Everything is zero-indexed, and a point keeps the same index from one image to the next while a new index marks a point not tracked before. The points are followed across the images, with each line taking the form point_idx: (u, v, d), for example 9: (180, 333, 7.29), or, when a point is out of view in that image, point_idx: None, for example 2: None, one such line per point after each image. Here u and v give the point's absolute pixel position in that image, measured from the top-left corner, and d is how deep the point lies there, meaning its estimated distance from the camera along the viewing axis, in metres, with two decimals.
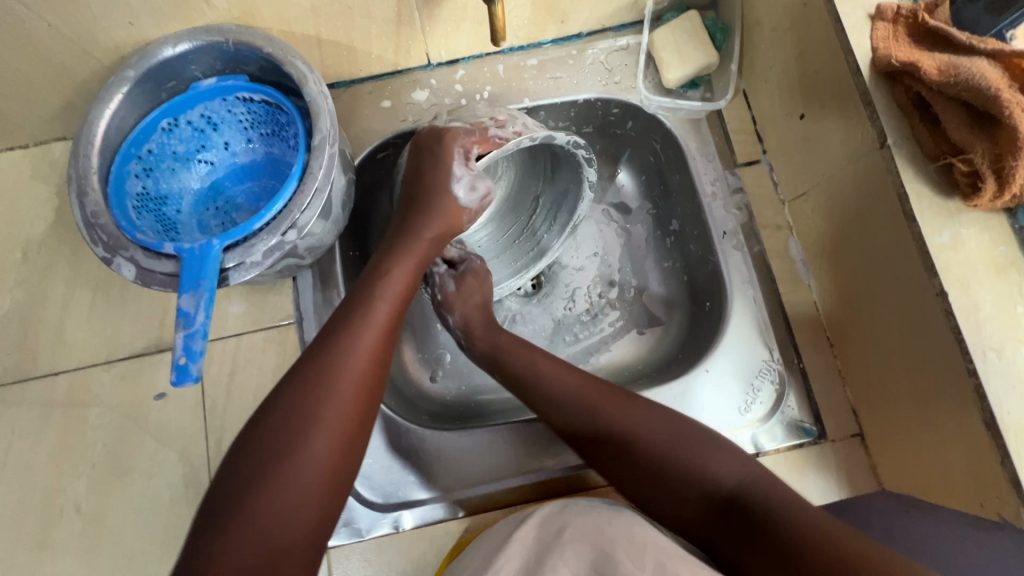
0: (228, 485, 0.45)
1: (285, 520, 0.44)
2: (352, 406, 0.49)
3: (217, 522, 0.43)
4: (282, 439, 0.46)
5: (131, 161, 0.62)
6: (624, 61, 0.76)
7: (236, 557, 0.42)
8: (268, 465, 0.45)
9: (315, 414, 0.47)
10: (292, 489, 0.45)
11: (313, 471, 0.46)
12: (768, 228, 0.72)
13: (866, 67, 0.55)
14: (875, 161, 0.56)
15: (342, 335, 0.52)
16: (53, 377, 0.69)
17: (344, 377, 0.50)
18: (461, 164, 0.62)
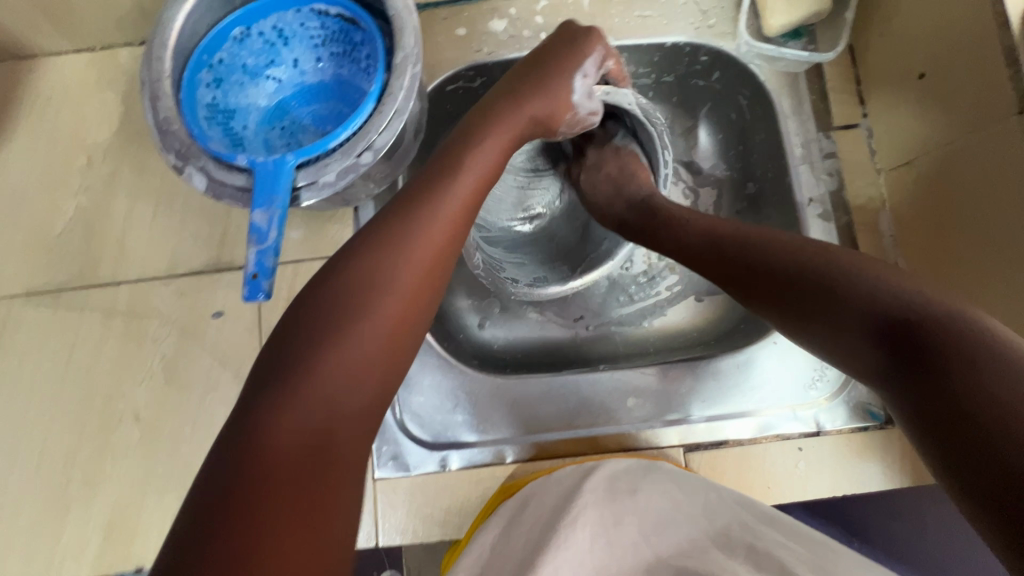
0: (290, 333, 0.43)
1: (348, 388, 0.42)
2: (417, 280, 0.47)
3: (281, 373, 0.41)
4: (349, 298, 0.44)
5: (203, 69, 0.60)
6: (721, 4, 0.70)
7: (296, 417, 0.40)
8: (334, 326, 0.43)
9: (383, 283, 0.45)
10: (356, 357, 0.43)
11: (376, 338, 0.44)
12: (859, 199, 0.67)
13: (1017, 20, 0.49)
14: (1009, 128, 0.50)
15: (427, 192, 0.51)
16: (116, 285, 0.69)
17: (412, 250, 0.47)
18: (596, 61, 0.60)
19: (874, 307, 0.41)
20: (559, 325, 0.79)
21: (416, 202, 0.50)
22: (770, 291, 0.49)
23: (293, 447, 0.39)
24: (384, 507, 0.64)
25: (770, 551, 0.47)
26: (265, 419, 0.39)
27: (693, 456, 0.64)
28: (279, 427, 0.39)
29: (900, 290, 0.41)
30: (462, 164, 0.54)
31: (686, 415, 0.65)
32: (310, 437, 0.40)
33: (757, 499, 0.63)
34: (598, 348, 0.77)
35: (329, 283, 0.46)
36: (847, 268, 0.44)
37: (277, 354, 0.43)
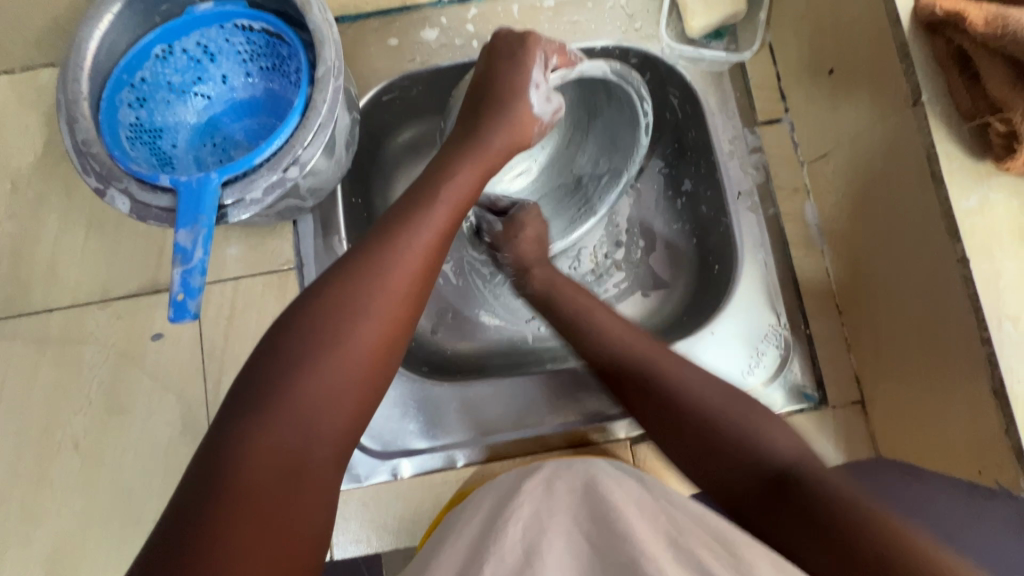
0: (275, 351, 0.44)
1: (323, 411, 0.43)
2: (395, 307, 0.47)
3: (259, 399, 0.42)
4: (323, 326, 0.44)
5: (124, 89, 0.59)
6: (646, 7, 0.72)
7: (269, 443, 0.40)
8: (314, 344, 0.44)
9: (361, 310, 0.45)
10: (332, 380, 0.43)
11: (357, 356, 0.44)
12: (785, 190, 0.70)
13: (907, 17, 0.52)
14: (905, 119, 0.53)
15: (407, 216, 0.51)
16: (48, 313, 0.67)
17: (389, 277, 0.47)
18: (540, 70, 0.62)
19: (783, 463, 0.47)
20: (510, 328, 0.79)
21: (393, 230, 0.50)
22: (687, 455, 0.53)
23: (265, 475, 0.39)
24: (336, 520, 0.64)
25: (693, 546, 0.44)
26: (238, 447, 0.40)
27: (639, 448, 0.66)
28: (252, 454, 0.40)
29: (787, 452, 0.48)
30: (440, 192, 0.53)
31: None
32: (283, 465, 0.40)
33: (701, 486, 0.65)
34: (548, 347, 0.78)
35: (303, 312, 0.46)
36: (755, 437, 0.50)
37: (249, 383, 0.43)
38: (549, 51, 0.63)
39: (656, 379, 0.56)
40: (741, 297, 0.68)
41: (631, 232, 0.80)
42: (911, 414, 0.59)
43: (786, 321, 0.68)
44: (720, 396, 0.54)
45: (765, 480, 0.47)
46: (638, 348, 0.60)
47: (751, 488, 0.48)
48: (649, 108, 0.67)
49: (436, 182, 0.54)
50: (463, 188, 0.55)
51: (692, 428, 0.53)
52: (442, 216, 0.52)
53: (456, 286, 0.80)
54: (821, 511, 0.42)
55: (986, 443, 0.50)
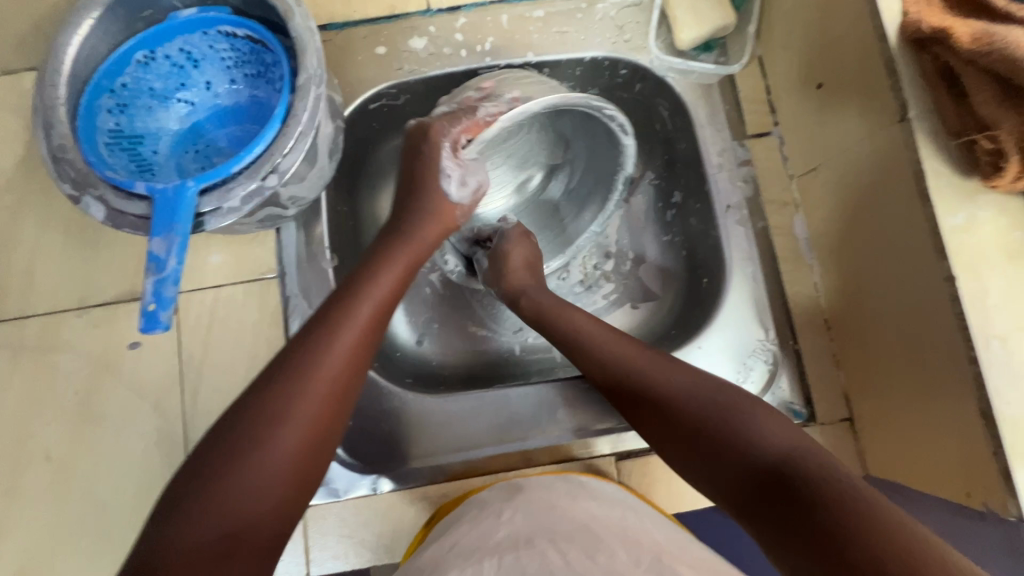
0: (192, 466, 0.42)
1: (257, 496, 0.41)
2: (333, 398, 0.47)
3: (175, 513, 0.39)
4: (257, 417, 0.43)
5: (103, 95, 0.58)
6: (636, 19, 0.72)
7: (183, 554, 0.38)
8: (236, 448, 0.42)
9: (297, 399, 0.45)
10: (255, 484, 0.41)
11: (280, 454, 0.43)
12: (774, 204, 0.69)
13: (893, 33, 0.52)
14: (893, 134, 0.53)
15: (336, 313, 0.50)
16: (23, 321, 0.66)
17: (326, 364, 0.47)
18: (449, 154, 0.61)
19: (767, 466, 0.42)
20: (496, 340, 0.78)
21: (330, 322, 0.50)
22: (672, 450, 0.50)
23: (191, 572, 0.37)
24: (313, 534, 0.63)
25: (672, 568, 0.47)
26: (164, 544, 0.38)
27: (624, 464, 0.65)
28: (171, 561, 0.37)
29: (783, 444, 0.43)
30: (371, 284, 0.54)
31: (617, 423, 0.66)
32: (211, 554, 0.38)
33: (689, 503, 0.63)
34: (537, 358, 0.77)
35: (240, 404, 0.45)
36: (741, 416, 0.46)
37: (171, 494, 0.41)
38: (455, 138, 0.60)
39: (647, 393, 0.52)
40: (726, 312, 0.68)
41: (620, 245, 0.79)
42: (900, 433, 0.58)
43: (774, 336, 0.67)
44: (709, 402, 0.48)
45: (750, 486, 0.43)
46: (623, 363, 0.56)
47: (737, 487, 0.44)
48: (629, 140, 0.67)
49: (367, 276, 0.55)
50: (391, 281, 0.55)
51: (683, 424, 0.49)
52: (376, 307, 0.52)
53: (443, 296, 0.79)
54: (810, 495, 0.39)
55: (972, 465, 0.50)
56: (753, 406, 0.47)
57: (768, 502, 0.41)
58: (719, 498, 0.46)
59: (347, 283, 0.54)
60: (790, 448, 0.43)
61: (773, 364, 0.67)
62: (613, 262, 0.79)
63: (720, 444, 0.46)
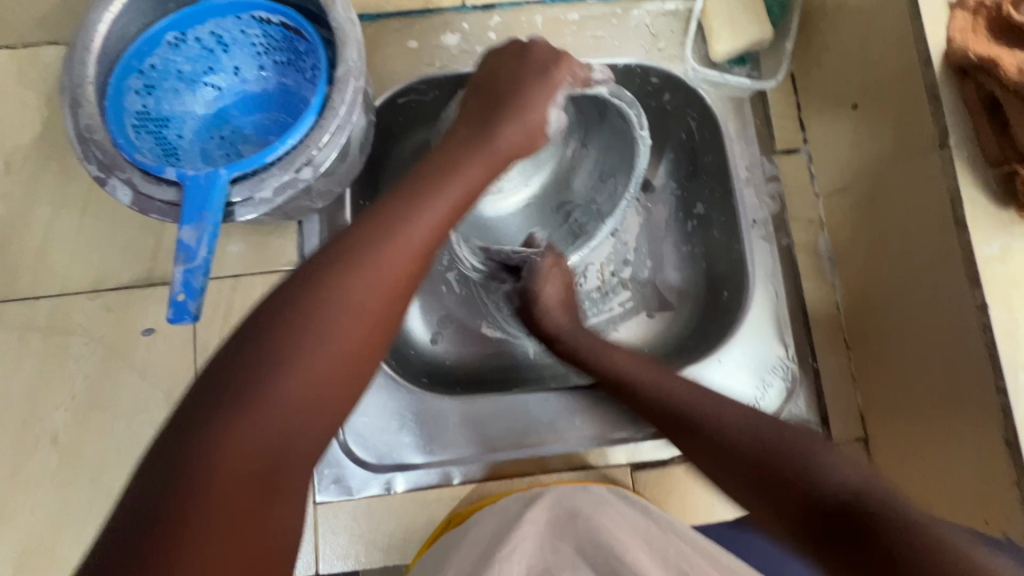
0: (251, 347, 0.40)
1: (299, 418, 0.40)
2: (387, 298, 0.44)
3: (235, 401, 0.38)
4: (308, 318, 0.41)
5: (132, 75, 0.56)
6: (671, 27, 0.72)
7: (242, 452, 0.37)
8: (296, 339, 0.40)
9: (349, 301, 0.43)
10: (314, 382, 0.40)
11: (339, 353, 0.41)
12: (799, 221, 0.70)
13: (938, 59, 0.52)
14: (930, 160, 0.53)
15: (405, 212, 0.48)
16: (35, 301, 0.64)
17: (381, 270, 0.44)
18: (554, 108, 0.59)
19: (847, 491, 0.41)
20: (509, 342, 0.77)
21: (387, 221, 0.47)
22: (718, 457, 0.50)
23: (233, 484, 0.36)
24: (324, 532, 0.62)
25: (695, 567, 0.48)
26: (212, 448, 0.36)
27: (641, 475, 0.65)
28: (224, 461, 0.36)
29: (848, 477, 0.42)
30: (445, 188, 0.50)
31: (633, 434, 0.65)
32: (253, 473, 0.37)
33: (703, 517, 0.63)
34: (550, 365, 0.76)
35: (284, 302, 0.42)
36: (806, 456, 0.45)
37: (225, 374, 0.39)
38: (577, 77, 0.61)
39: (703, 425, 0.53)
40: (747, 325, 0.68)
41: (638, 253, 0.79)
42: (919, 457, 0.58)
43: (794, 353, 0.67)
44: (765, 426, 0.49)
45: (822, 505, 0.41)
46: (684, 405, 0.56)
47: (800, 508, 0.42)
48: (644, 132, 0.68)
49: (440, 179, 0.51)
50: (466, 182, 0.53)
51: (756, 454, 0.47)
52: (444, 213, 0.49)
53: (459, 296, 0.78)
54: (893, 532, 0.37)
55: (991, 490, 0.50)
56: (817, 442, 0.46)
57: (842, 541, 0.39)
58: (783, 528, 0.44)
59: (412, 181, 0.51)
60: (856, 482, 0.41)
61: (792, 382, 0.66)
62: (631, 269, 0.78)
63: (793, 477, 0.44)
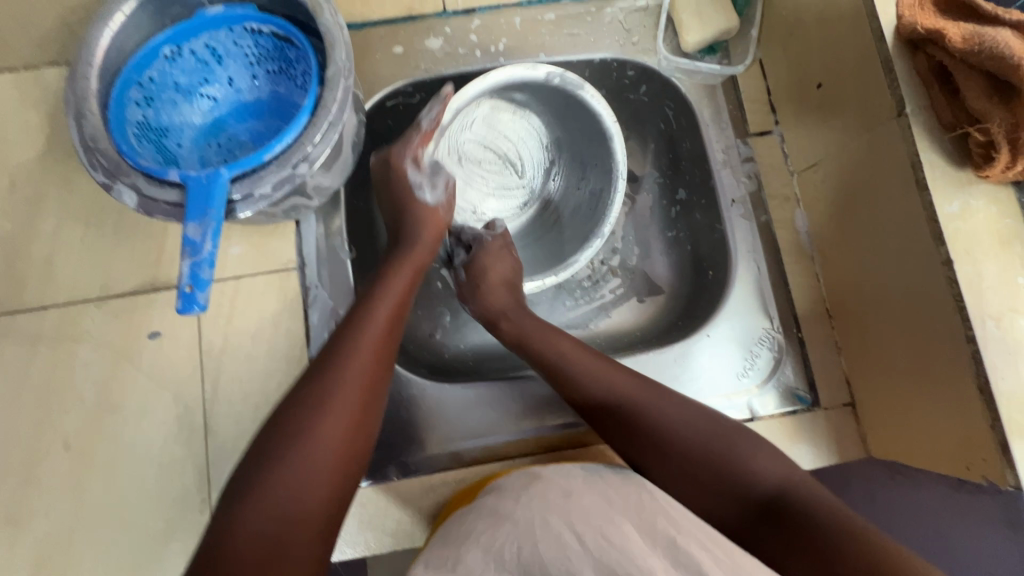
0: (249, 463, 0.48)
1: (301, 498, 0.46)
2: (358, 392, 0.52)
3: (234, 505, 0.45)
4: (292, 425, 0.49)
5: (132, 88, 0.59)
6: (643, 23, 0.76)
7: (247, 535, 0.44)
8: (286, 441, 0.48)
9: (326, 396, 0.51)
10: (304, 473, 0.47)
11: (325, 446, 0.49)
12: (776, 199, 0.73)
13: (890, 35, 0.55)
14: (890, 129, 0.56)
15: (360, 317, 0.57)
16: (43, 311, 0.66)
17: (355, 365, 0.53)
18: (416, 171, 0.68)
19: (773, 488, 0.52)
20: None
21: (353, 325, 0.56)
22: (698, 488, 0.55)
23: (243, 568, 0.43)
24: None
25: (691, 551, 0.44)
26: (224, 544, 0.44)
27: None
28: (231, 553, 0.43)
29: (771, 480, 0.53)
30: (385, 289, 0.60)
31: None
32: (259, 556, 0.43)
33: None
34: None
35: (271, 424, 0.49)
36: (738, 456, 0.55)
37: (231, 493, 0.47)
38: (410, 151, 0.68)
39: (644, 419, 0.58)
40: (733, 298, 0.71)
41: (626, 240, 0.81)
42: (902, 416, 0.61)
43: (779, 325, 0.70)
44: (706, 428, 0.57)
45: (747, 516, 0.52)
46: (626, 398, 0.60)
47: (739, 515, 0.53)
48: (546, 69, 0.67)
49: (381, 284, 0.61)
50: (403, 281, 0.62)
51: (705, 469, 0.55)
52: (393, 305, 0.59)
53: (453, 289, 0.79)
54: (806, 518, 0.49)
55: (970, 439, 0.53)
56: (750, 438, 0.57)
57: (772, 523, 0.50)
58: (725, 516, 0.53)
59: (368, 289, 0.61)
60: (777, 481, 0.53)
61: (778, 351, 0.69)
62: (620, 257, 0.81)
63: (717, 471, 0.55)
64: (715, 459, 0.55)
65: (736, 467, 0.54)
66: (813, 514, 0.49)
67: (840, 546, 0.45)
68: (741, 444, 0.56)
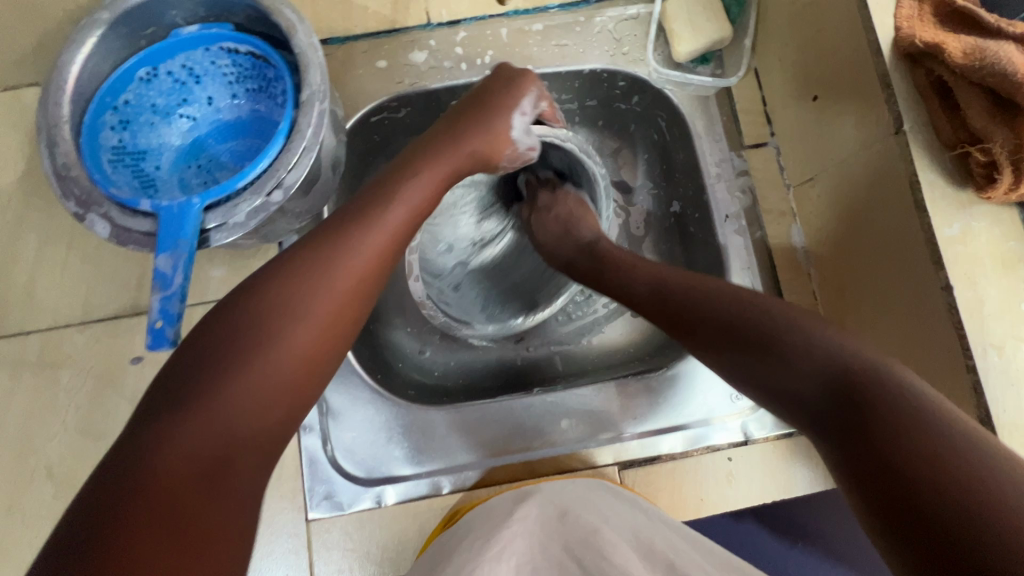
0: (202, 349, 0.42)
1: (252, 420, 0.41)
2: (330, 316, 0.46)
3: (176, 394, 0.40)
4: (257, 313, 0.43)
5: (107, 111, 0.59)
6: (634, 31, 0.73)
7: (182, 451, 0.38)
8: (246, 330, 0.43)
9: (297, 313, 0.44)
10: (265, 378, 0.42)
11: (283, 365, 0.43)
12: (771, 214, 0.70)
13: (887, 49, 0.53)
14: (888, 147, 0.54)
15: (357, 219, 0.50)
16: (25, 336, 0.66)
17: (334, 279, 0.46)
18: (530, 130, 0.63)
19: (827, 372, 0.43)
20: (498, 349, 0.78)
21: (332, 240, 0.48)
22: (725, 359, 0.50)
23: (186, 471, 0.37)
24: (317, 548, 0.62)
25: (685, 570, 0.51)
26: (166, 428, 0.38)
27: (629, 473, 0.65)
28: (169, 458, 0.37)
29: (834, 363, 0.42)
30: (395, 194, 0.53)
31: (619, 433, 0.66)
32: (200, 470, 0.38)
33: (693, 512, 0.63)
34: (539, 370, 0.76)
35: (241, 296, 0.45)
36: (787, 336, 0.46)
37: (186, 355, 0.42)
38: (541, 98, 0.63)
39: (692, 312, 0.53)
40: None
41: None
42: None
43: None
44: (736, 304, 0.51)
45: (815, 384, 0.43)
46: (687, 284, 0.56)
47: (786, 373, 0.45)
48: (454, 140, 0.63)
49: (386, 189, 0.53)
50: (418, 195, 0.54)
51: (738, 326, 0.49)
52: (394, 222, 0.51)
53: None
54: (872, 407, 0.39)
55: None
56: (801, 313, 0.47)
57: (859, 434, 0.39)
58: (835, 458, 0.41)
59: (364, 197, 0.53)
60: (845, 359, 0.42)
61: None
62: None
63: (766, 352, 0.47)
64: (768, 335, 0.47)
65: (779, 342, 0.46)
66: (923, 452, 0.36)
67: (946, 467, 0.34)
68: (782, 325, 0.47)
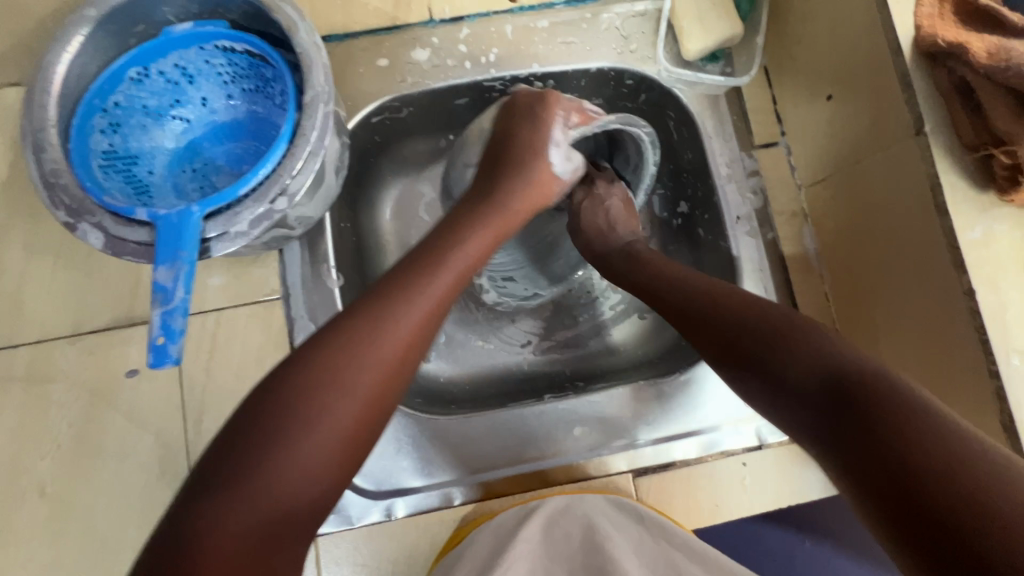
0: (250, 419, 0.41)
1: (297, 493, 0.40)
2: (380, 381, 0.44)
3: (226, 476, 0.38)
4: (305, 390, 0.42)
5: (96, 114, 0.55)
6: (642, 29, 0.72)
7: (232, 529, 0.37)
8: (298, 401, 0.41)
9: (343, 381, 0.43)
10: (310, 454, 0.40)
11: (332, 435, 0.41)
12: (782, 215, 0.69)
13: (908, 47, 0.52)
14: (907, 148, 0.53)
15: (405, 284, 0.48)
16: (13, 349, 0.63)
17: (386, 350, 0.45)
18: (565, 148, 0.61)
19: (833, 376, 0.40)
20: (503, 354, 0.76)
21: (382, 305, 0.46)
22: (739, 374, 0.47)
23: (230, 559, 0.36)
24: (326, 564, 0.60)
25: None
26: (211, 509, 0.37)
27: (643, 480, 0.64)
28: (219, 538, 0.36)
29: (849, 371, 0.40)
30: (445, 260, 0.52)
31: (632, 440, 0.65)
32: (246, 550, 0.37)
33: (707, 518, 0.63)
34: (546, 376, 0.75)
35: (288, 370, 0.43)
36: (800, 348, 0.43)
37: (231, 436, 0.40)
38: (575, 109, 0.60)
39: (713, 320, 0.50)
40: None
41: None
42: None
43: None
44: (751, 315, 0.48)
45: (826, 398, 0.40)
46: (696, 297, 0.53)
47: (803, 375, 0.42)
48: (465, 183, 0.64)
49: (441, 254, 0.52)
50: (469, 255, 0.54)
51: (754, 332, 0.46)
52: (444, 287, 0.50)
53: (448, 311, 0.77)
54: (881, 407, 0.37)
55: None
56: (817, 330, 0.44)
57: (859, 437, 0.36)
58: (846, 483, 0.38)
59: (414, 259, 0.52)
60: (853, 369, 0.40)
61: None
62: None
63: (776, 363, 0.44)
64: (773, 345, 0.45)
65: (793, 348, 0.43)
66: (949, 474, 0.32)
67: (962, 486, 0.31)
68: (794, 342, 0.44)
